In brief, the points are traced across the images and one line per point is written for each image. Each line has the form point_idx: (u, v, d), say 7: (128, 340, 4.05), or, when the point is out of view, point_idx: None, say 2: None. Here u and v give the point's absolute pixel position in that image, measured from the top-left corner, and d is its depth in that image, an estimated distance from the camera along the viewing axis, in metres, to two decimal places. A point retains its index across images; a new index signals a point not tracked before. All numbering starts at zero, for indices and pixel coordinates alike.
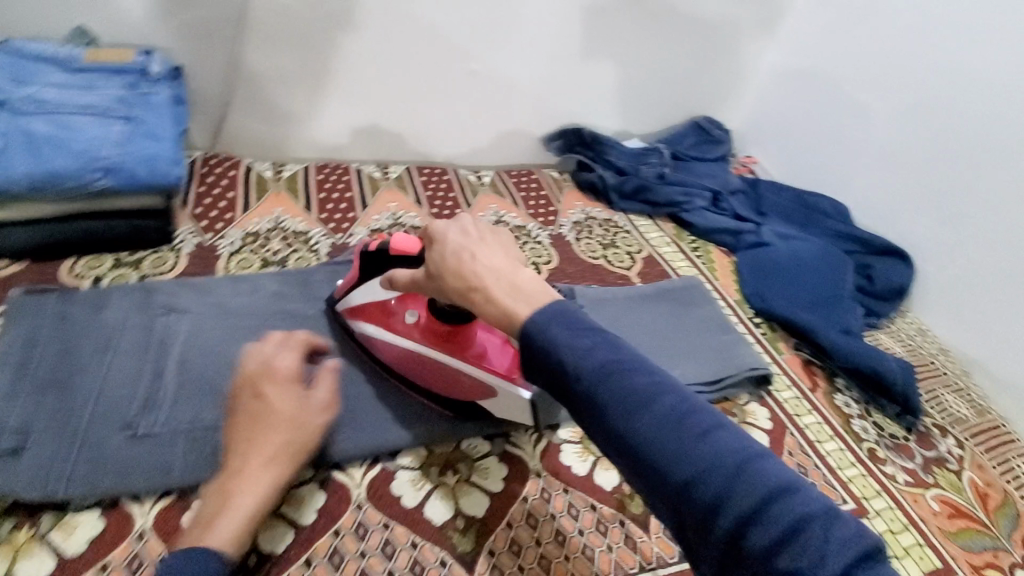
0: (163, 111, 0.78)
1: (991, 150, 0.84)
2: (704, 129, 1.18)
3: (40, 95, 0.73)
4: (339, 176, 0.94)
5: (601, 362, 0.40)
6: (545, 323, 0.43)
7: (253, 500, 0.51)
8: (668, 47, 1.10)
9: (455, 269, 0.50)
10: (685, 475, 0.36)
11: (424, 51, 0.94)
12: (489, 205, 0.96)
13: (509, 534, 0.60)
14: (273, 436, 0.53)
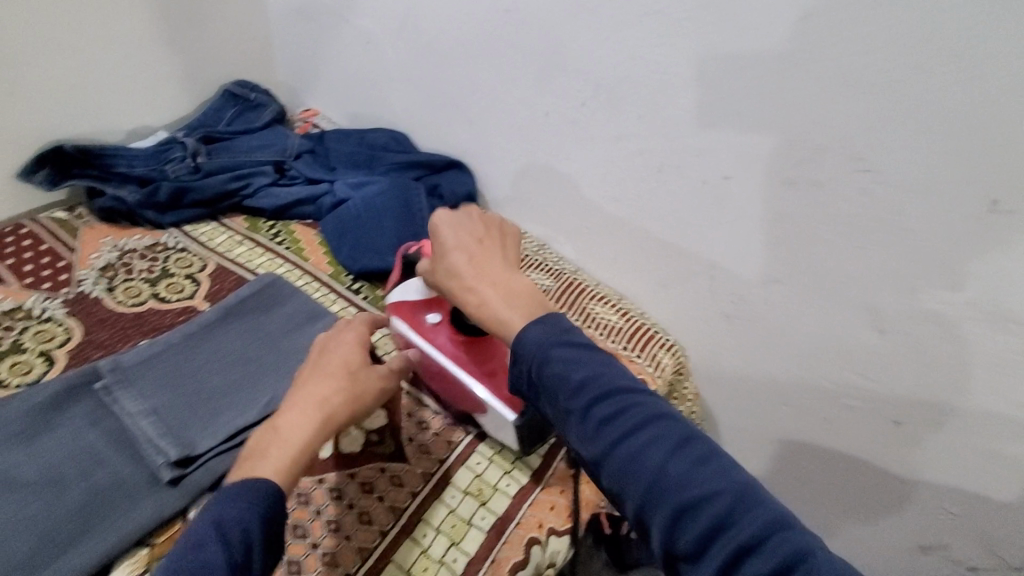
0: None
1: (526, 55, 0.89)
2: (242, 101, 1.15)
3: None
4: (22, 238, 0.89)
5: (580, 382, 0.48)
6: (535, 351, 0.50)
7: (307, 427, 0.55)
8: (169, 41, 1.06)
9: (470, 270, 0.57)
10: (689, 489, 0.43)
11: None
12: (98, 240, 0.91)
13: (311, 545, 0.58)
14: (329, 375, 0.58)
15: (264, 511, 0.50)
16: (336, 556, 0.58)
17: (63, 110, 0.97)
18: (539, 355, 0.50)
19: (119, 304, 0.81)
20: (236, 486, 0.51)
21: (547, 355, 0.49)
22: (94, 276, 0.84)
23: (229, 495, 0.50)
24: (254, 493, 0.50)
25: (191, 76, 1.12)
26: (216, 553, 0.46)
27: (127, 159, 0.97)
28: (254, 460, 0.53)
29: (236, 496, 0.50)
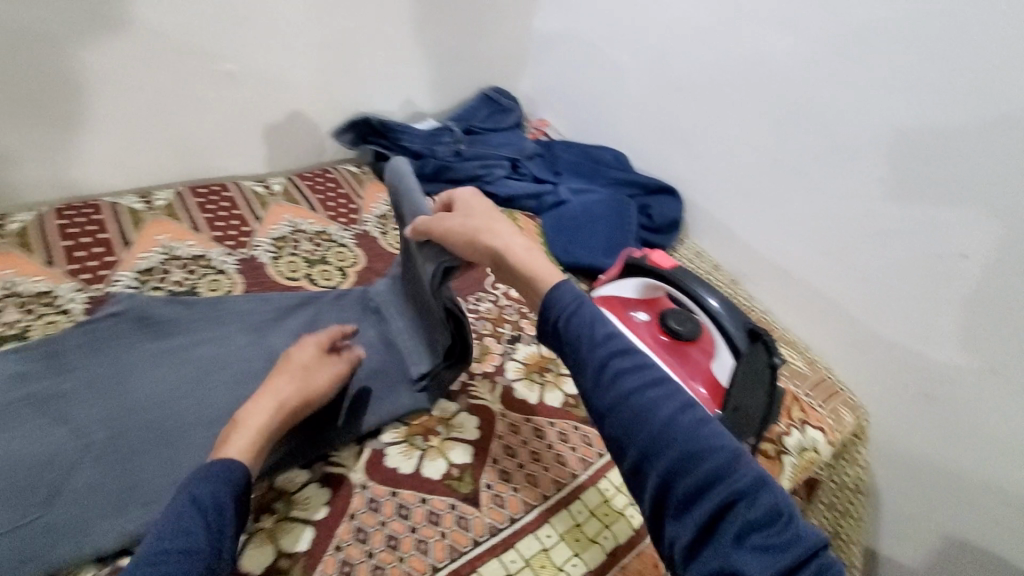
0: None
1: (771, 105, 0.97)
2: (495, 104, 1.37)
3: None
4: (327, 179, 1.17)
5: (617, 349, 0.53)
6: (568, 302, 0.56)
7: (266, 417, 0.61)
8: (457, 50, 1.32)
9: (482, 227, 0.65)
10: (680, 443, 0.48)
11: (281, 77, 1.11)
12: (377, 194, 1.17)
13: (516, 469, 0.70)
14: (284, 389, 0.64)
15: (233, 490, 0.54)
16: (537, 485, 0.69)
17: (375, 90, 1.25)
18: (570, 306, 0.56)
19: (390, 247, 1.04)
20: (213, 465, 0.55)
21: (575, 309, 0.55)
22: (374, 221, 1.09)
23: (210, 471, 0.55)
24: (219, 467, 0.55)
25: (463, 78, 1.37)
26: (194, 521, 0.51)
27: (411, 135, 1.22)
28: (235, 434, 0.59)
29: (207, 472, 0.55)
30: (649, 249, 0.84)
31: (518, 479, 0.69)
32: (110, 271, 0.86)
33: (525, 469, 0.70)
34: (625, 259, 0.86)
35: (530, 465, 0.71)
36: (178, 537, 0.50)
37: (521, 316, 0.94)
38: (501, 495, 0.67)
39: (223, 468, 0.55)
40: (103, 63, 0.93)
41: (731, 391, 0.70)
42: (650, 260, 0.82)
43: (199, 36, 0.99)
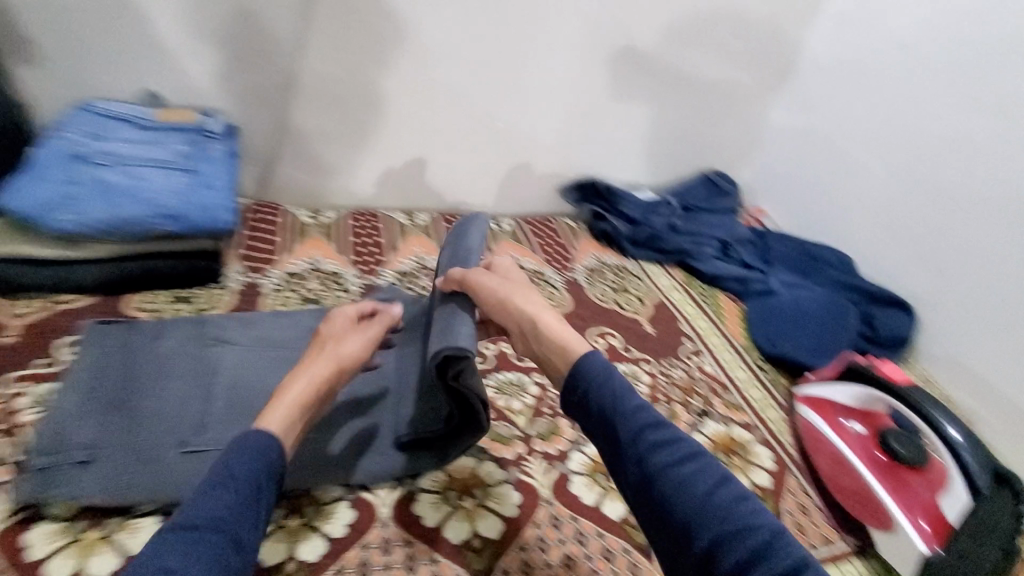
0: (191, 157, 0.99)
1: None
2: (713, 188, 1.42)
3: (121, 147, 0.96)
4: (547, 228, 1.32)
5: (644, 419, 0.62)
6: (589, 368, 0.66)
7: (307, 384, 0.65)
8: (687, 133, 1.41)
9: (505, 302, 0.72)
10: (697, 494, 0.57)
11: (536, 138, 1.30)
12: (588, 249, 1.27)
13: None
14: (325, 360, 0.69)
15: (265, 464, 0.57)
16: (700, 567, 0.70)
17: (606, 158, 1.38)
18: (600, 377, 0.65)
19: (594, 297, 1.12)
20: (247, 440, 0.58)
21: (599, 374, 0.65)
22: (583, 272, 1.19)
23: (246, 447, 0.58)
24: (253, 451, 0.58)
25: (688, 159, 1.46)
26: (228, 492, 0.54)
27: (631, 203, 1.32)
28: (272, 410, 0.63)
29: (242, 445, 0.58)
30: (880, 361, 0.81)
31: None
32: (379, 267, 1.08)
33: None
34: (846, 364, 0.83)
35: None
36: (188, 548, 0.50)
37: (713, 393, 0.94)
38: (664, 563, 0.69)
39: (262, 448, 0.58)
40: (414, 112, 1.21)
41: (962, 528, 0.66)
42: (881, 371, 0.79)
43: (486, 100, 1.23)
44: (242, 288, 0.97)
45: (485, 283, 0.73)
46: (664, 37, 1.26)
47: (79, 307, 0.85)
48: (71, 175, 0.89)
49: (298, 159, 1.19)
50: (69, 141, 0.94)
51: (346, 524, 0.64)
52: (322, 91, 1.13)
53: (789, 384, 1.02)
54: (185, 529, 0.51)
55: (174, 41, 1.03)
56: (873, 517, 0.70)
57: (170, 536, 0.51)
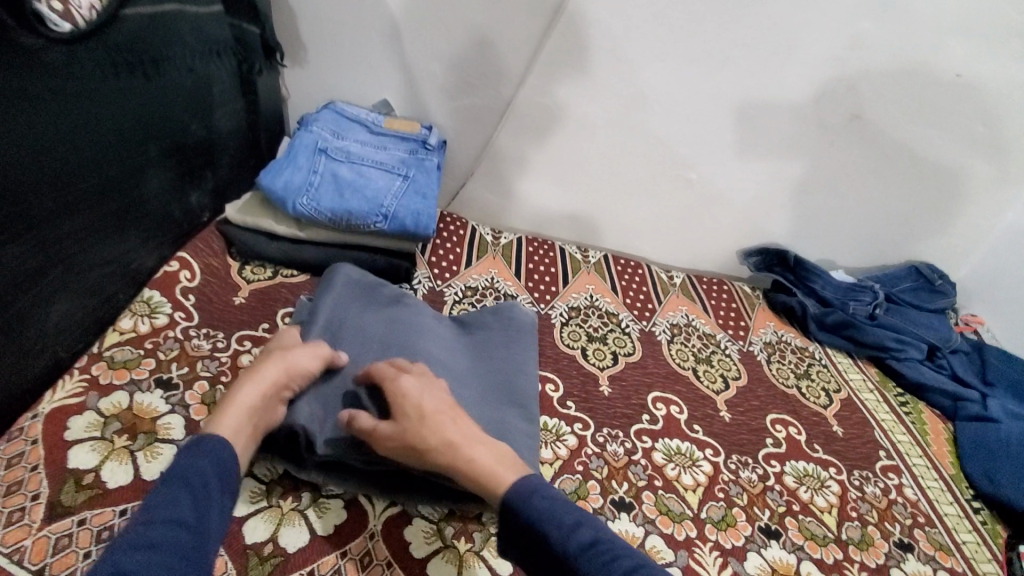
0: (415, 167, 1.06)
1: None
2: (925, 281, 1.25)
3: (355, 146, 1.06)
4: (722, 290, 1.24)
5: (586, 531, 0.54)
6: (524, 491, 0.57)
7: (256, 392, 0.61)
8: (902, 215, 1.26)
9: (446, 419, 0.62)
10: None
11: (728, 195, 1.24)
12: (766, 321, 1.17)
13: None
14: (275, 364, 0.64)
15: (219, 480, 0.54)
16: None
17: (800, 227, 1.28)
18: (529, 503, 0.56)
19: (774, 377, 1.02)
20: (204, 441, 0.55)
21: (534, 494, 0.57)
22: (760, 345, 1.10)
23: (202, 456, 0.54)
24: (204, 463, 0.54)
25: (896, 244, 1.30)
26: (185, 511, 0.50)
27: (824, 282, 1.20)
28: (222, 415, 0.59)
29: (197, 454, 0.54)
30: None
31: None
32: (551, 297, 1.08)
33: None
34: None
35: None
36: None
37: (916, 524, 0.80)
38: None
39: (218, 459, 0.54)
40: (614, 151, 1.21)
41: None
42: None
43: (685, 149, 1.19)
44: (427, 293, 1.02)
45: (414, 399, 0.62)
46: (900, 112, 1.14)
47: (294, 281, 0.95)
48: (315, 164, 1.00)
49: (491, 180, 1.25)
50: (316, 133, 1.05)
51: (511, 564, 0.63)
52: (532, 119, 1.17)
53: (1010, 537, 0.83)
54: (134, 551, 0.46)
55: (414, 59, 1.13)
56: None
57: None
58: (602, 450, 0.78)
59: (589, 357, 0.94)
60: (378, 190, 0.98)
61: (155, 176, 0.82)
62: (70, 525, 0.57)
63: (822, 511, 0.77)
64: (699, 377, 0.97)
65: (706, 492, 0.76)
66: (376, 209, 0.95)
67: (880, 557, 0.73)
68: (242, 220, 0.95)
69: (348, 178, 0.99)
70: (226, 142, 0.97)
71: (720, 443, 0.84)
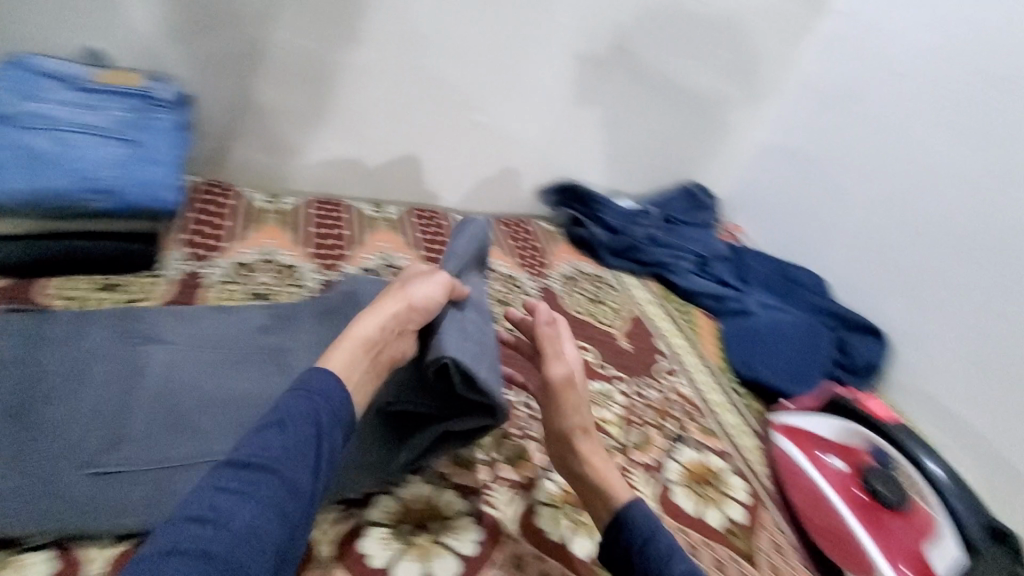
0: (144, 127, 0.88)
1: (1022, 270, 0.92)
2: (694, 200, 1.40)
3: (52, 108, 0.84)
4: (522, 230, 1.26)
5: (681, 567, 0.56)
6: (642, 528, 0.59)
7: (377, 327, 0.58)
8: (669, 141, 1.37)
9: (577, 410, 0.67)
10: None
11: (515, 134, 1.24)
12: (565, 255, 1.22)
13: None
14: (399, 300, 0.61)
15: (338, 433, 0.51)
16: None
17: (587, 161, 1.33)
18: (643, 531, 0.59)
19: (570, 307, 1.07)
20: (316, 375, 0.53)
21: (649, 533, 0.59)
22: (558, 279, 1.14)
23: (287, 408, 0.49)
24: (292, 408, 0.49)
25: (670, 168, 1.42)
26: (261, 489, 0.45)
27: (610, 210, 1.27)
28: (334, 349, 0.56)
29: (318, 390, 0.52)
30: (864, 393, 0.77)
31: None
32: (340, 262, 0.99)
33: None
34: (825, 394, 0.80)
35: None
36: (230, 507, 0.43)
37: (688, 416, 0.90)
38: None
39: (326, 392, 0.51)
40: (390, 95, 1.12)
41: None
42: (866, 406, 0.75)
43: (463, 88, 1.15)
44: (182, 278, 0.87)
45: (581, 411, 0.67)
46: (655, 42, 1.22)
47: None
48: None
49: (256, 139, 1.09)
50: None
51: None
52: (290, 64, 1.03)
53: (762, 409, 0.98)
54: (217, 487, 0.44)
55: None
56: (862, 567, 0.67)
57: (171, 528, 0.42)
58: None
59: None
60: (87, 161, 0.79)
61: None
62: None
63: (609, 425, 0.83)
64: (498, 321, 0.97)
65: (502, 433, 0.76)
66: (86, 183, 0.77)
67: (657, 454, 0.81)
68: None
69: (42, 149, 0.78)
70: None
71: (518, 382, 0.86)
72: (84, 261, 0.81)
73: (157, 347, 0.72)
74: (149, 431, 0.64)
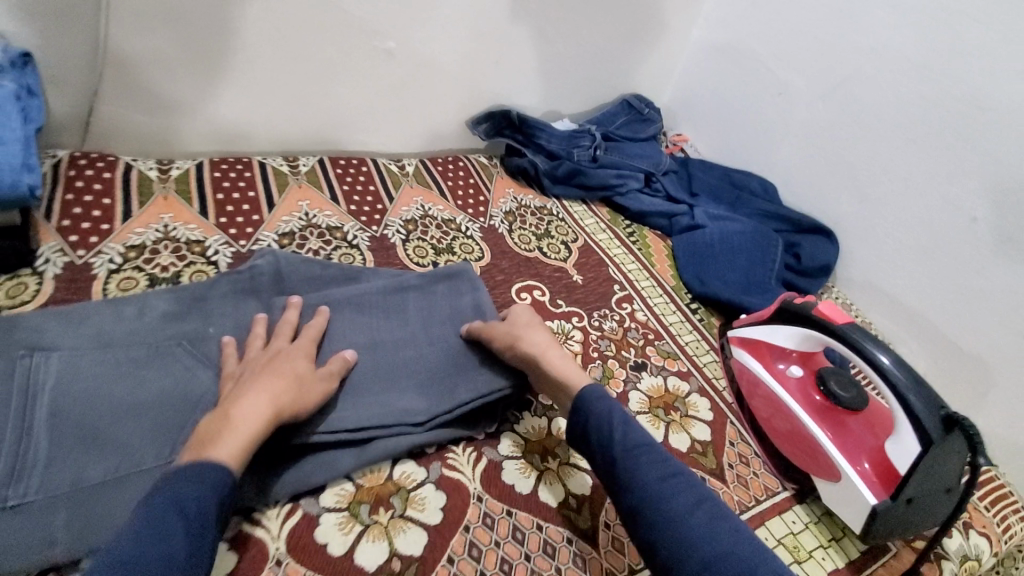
0: None
1: (967, 152, 0.89)
2: (637, 113, 1.32)
3: None
4: (456, 167, 1.16)
5: (638, 444, 0.58)
6: (603, 408, 0.61)
7: (263, 407, 0.53)
8: (603, 51, 1.27)
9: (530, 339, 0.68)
10: (671, 511, 0.52)
11: (432, 60, 1.10)
12: (505, 189, 1.14)
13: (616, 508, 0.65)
14: (269, 377, 0.56)
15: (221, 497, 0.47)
16: (616, 527, 0.63)
17: (518, 83, 1.22)
18: (600, 411, 0.61)
19: (516, 246, 1.00)
20: (206, 466, 0.48)
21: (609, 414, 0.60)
22: (501, 216, 1.06)
23: (199, 479, 0.47)
24: (210, 476, 0.47)
25: (607, 81, 1.33)
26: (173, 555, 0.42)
27: (549, 135, 1.19)
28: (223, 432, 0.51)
29: (187, 477, 0.47)
30: (815, 297, 0.75)
31: (611, 517, 0.64)
32: (254, 229, 0.89)
33: (610, 513, 0.64)
34: (776, 304, 0.78)
35: (612, 514, 0.64)
36: None
37: (647, 342, 0.87)
38: (605, 538, 0.62)
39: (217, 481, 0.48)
40: (275, 29, 0.95)
41: (909, 478, 0.60)
42: (815, 310, 0.73)
43: (362, 12, 0.99)
44: (66, 271, 0.75)
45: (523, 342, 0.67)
46: None
47: None
48: None
49: (128, 99, 0.93)
50: None
51: (227, 572, 0.50)
52: (145, 3, 0.85)
53: (721, 325, 0.97)
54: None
55: None
56: (821, 469, 0.67)
57: None
58: None
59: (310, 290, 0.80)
60: None
61: None
62: None
63: None
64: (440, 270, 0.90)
65: None
66: None
67: (619, 386, 0.78)
68: None
69: None
70: None
71: None
72: None
73: (46, 355, 0.61)
74: (54, 454, 0.55)
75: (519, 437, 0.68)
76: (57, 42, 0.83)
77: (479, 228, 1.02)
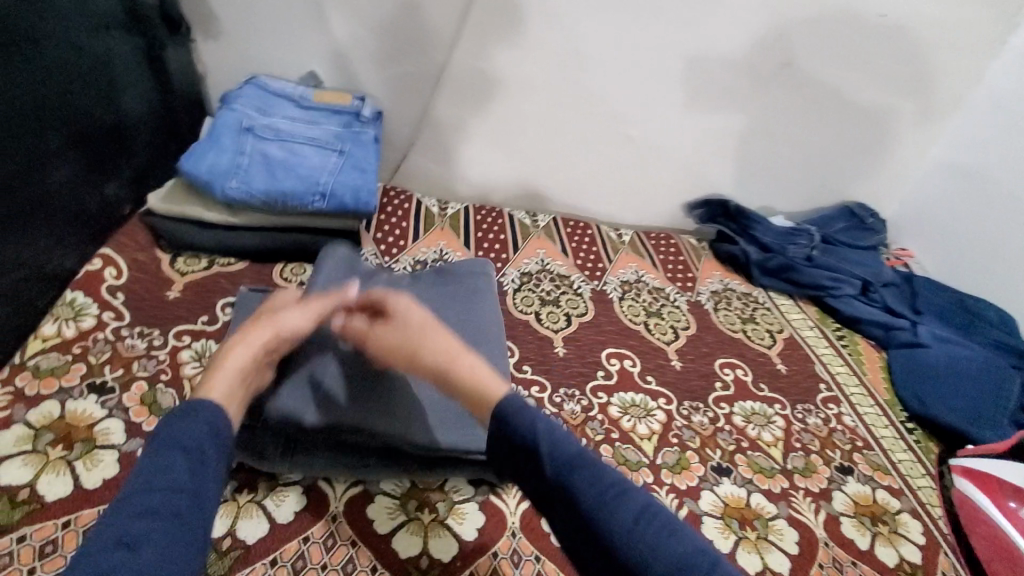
0: (361, 138, 1.02)
1: None
2: (857, 220, 1.31)
3: (276, 120, 0.98)
4: (668, 243, 1.26)
5: (569, 454, 0.52)
6: (525, 422, 0.54)
7: (250, 353, 0.58)
8: (833, 157, 1.30)
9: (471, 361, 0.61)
10: (626, 533, 0.48)
11: (669, 149, 1.24)
12: (713, 270, 1.21)
13: None
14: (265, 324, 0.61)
15: (215, 439, 0.51)
16: None
17: (740, 177, 1.30)
18: (524, 419, 0.54)
19: (721, 324, 1.06)
20: (198, 404, 0.52)
21: (527, 420, 0.54)
22: (707, 295, 1.13)
23: (194, 413, 0.51)
24: (201, 416, 0.51)
25: (831, 186, 1.35)
26: (175, 475, 0.47)
27: (765, 228, 1.24)
28: (214, 377, 0.55)
29: (189, 414, 0.51)
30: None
31: None
32: (503, 265, 1.07)
33: None
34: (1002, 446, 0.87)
35: None
36: (146, 515, 0.44)
37: (854, 448, 0.86)
38: None
39: (211, 418, 0.52)
40: (550, 112, 1.17)
41: None
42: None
43: (621, 105, 1.17)
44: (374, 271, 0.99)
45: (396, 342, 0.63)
46: (831, 56, 1.15)
47: (234, 272, 0.90)
48: (233, 144, 0.92)
49: (430, 153, 1.21)
50: (239, 112, 0.97)
51: (476, 528, 0.62)
52: (467, 87, 1.12)
53: (939, 452, 0.91)
54: (124, 506, 0.44)
55: (338, 20, 1.04)
56: None
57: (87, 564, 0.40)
58: (560, 410, 0.79)
59: (543, 322, 0.94)
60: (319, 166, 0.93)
61: (60, 169, 0.74)
62: (8, 545, 0.54)
63: (769, 446, 0.82)
64: (652, 332, 0.99)
65: (661, 439, 0.79)
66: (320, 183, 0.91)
67: (822, 482, 0.79)
68: (169, 211, 0.88)
69: (284, 160, 0.92)
70: (140, 129, 0.90)
71: (673, 392, 0.87)
72: (294, 254, 0.93)
73: None
74: None
75: (719, 499, 0.73)
76: (401, 105, 1.14)
77: (686, 301, 1.10)
